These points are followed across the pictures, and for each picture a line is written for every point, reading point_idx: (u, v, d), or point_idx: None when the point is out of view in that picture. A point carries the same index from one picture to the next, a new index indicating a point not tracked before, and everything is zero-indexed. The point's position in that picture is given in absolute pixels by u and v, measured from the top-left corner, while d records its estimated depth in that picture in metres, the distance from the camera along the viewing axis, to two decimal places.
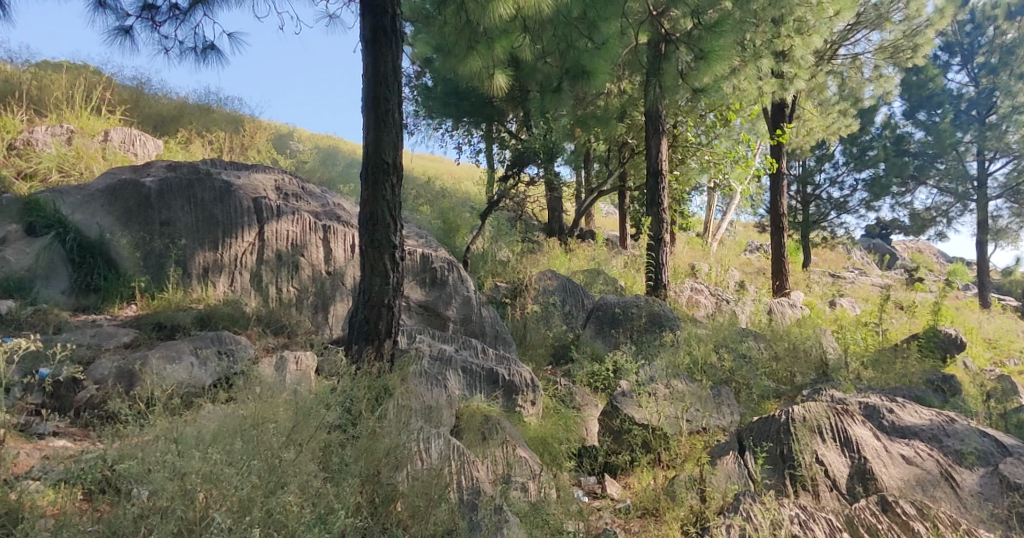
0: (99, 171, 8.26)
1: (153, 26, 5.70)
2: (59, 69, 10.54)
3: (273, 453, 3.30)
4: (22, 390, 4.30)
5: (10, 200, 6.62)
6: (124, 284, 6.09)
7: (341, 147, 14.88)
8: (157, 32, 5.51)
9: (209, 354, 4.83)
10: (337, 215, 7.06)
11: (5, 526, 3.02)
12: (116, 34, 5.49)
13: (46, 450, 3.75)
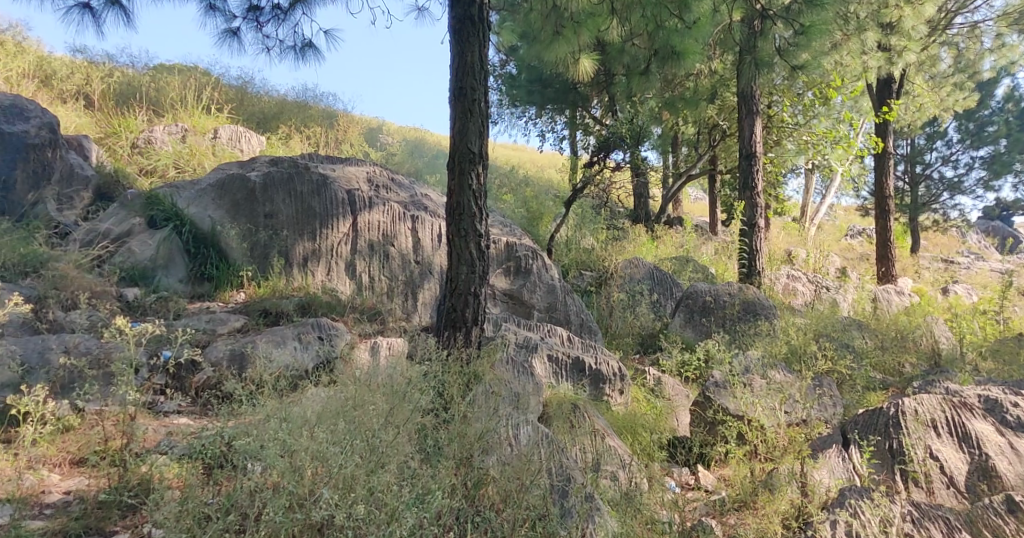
0: (211, 166, 8.65)
1: (257, 26, 5.89)
2: (173, 71, 11.05)
3: (373, 434, 3.36)
4: (148, 370, 4.56)
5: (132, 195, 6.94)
6: (234, 273, 6.35)
7: (430, 139, 15.06)
8: (261, 32, 5.68)
9: (311, 339, 4.99)
10: (424, 206, 7.19)
11: (139, 495, 3.37)
12: (222, 35, 5.70)
13: (170, 427, 4.08)
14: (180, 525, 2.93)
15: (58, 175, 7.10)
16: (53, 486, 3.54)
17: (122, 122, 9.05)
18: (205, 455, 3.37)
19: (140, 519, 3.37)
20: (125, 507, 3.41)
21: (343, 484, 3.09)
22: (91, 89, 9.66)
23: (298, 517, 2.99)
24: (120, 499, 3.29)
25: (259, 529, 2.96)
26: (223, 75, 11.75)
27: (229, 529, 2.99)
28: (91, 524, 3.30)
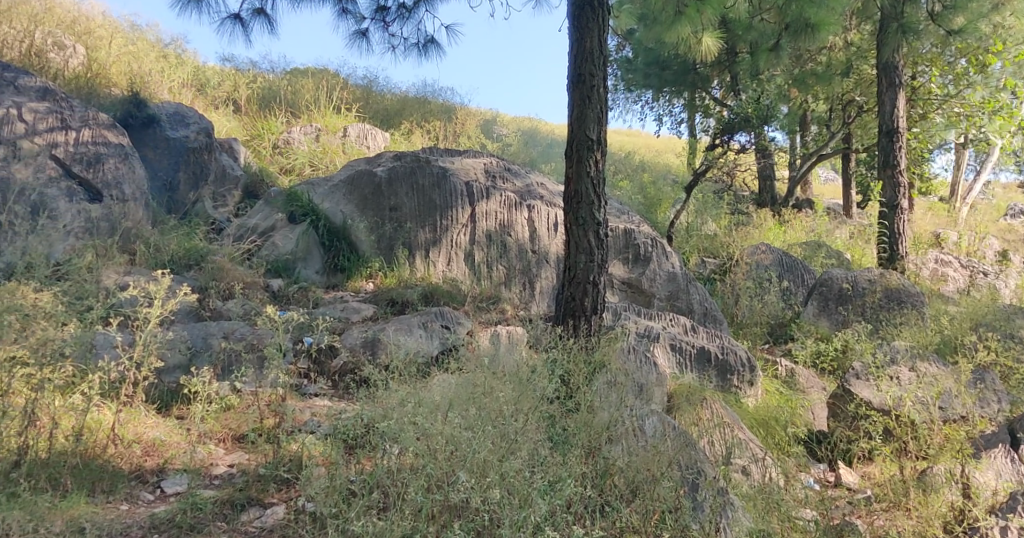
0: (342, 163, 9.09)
1: (384, 26, 6.03)
2: (307, 74, 11.50)
3: (503, 421, 3.38)
4: (293, 355, 4.79)
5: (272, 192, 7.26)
6: (363, 265, 6.59)
7: (545, 129, 15.02)
8: (388, 32, 5.80)
9: (435, 327, 5.09)
10: (539, 195, 7.16)
11: (291, 471, 3.57)
12: (352, 37, 5.86)
13: (316, 409, 4.30)
14: (330, 501, 3.09)
15: (213, 175, 7.50)
16: (219, 460, 3.78)
17: (264, 125, 9.58)
18: (347, 435, 3.56)
19: (293, 493, 3.49)
20: (280, 482, 3.55)
21: (478, 468, 3.10)
22: (238, 95, 10.21)
23: (438, 498, 3.03)
24: (277, 474, 3.50)
25: (402, 508, 3.05)
26: (351, 76, 12.11)
27: (373, 506, 3.11)
28: (251, 496, 3.43)
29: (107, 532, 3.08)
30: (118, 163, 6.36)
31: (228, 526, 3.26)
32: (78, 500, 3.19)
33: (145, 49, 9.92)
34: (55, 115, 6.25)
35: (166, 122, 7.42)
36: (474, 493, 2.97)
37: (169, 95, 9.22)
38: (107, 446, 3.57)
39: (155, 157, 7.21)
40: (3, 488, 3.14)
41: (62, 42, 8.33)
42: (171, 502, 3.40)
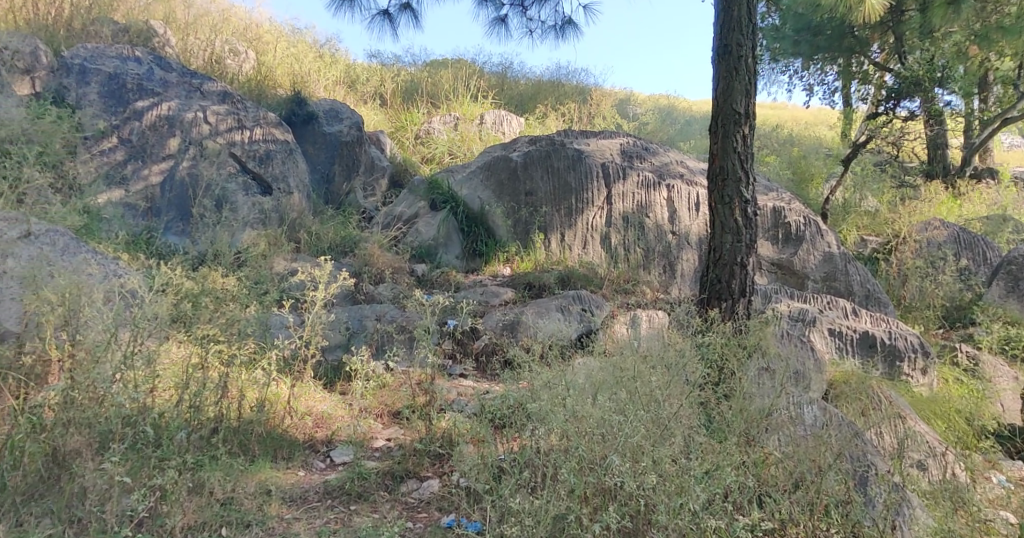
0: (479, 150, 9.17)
1: (523, 9, 5.92)
2: (446, 65, 11.66)
3: (656, 404, 3.15)
4: (438, 337, 4.83)
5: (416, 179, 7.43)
6: (500, 249, 6.56)
7: (682, 106, 14.49)
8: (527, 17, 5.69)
9: (574, 311, 5.00)
10: (678, 173, 6.91)
11: (444, 447, 3.59)
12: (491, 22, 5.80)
13: (462, 390, 4.31)
14: (483, 478, 3.07)
15: (363, 166, 7.74)
16: (377, 434, 3.89)
17: (407, 117, 9.84)
18: (494, 416, 3.52)
19: (447, 467, 3.51)
20: (433, 457, 3.58)
21: (631, 453, 2.91)
22: (384, 89, 10.51)
23: (591, 481, 2.88)
24: (430, 449, 3.53)
25: (555, 489, 2.91)
26: (485, 64, 12.10)
27: (526, 485, 3.03)
28: (409, 468, 3.47)
29: (288, 496, 3.23)
30: (286, 158, 6.63)
31: (391, 496, 3.33)
32: (264, 464, 3.32)
33: (305, 50, 10.31)
34: (234, 117, 6.50)
35: (322, 118, 7.66)
36: (629, 477, 2.80)
37: (324, 92, 9.57)
38: (284, 417, 3.73)
39: (314, 152, 7.51)
40: (206, 450, 3.19)
41: (236, 49, 8.79)
42: (340, 470, 3.54)
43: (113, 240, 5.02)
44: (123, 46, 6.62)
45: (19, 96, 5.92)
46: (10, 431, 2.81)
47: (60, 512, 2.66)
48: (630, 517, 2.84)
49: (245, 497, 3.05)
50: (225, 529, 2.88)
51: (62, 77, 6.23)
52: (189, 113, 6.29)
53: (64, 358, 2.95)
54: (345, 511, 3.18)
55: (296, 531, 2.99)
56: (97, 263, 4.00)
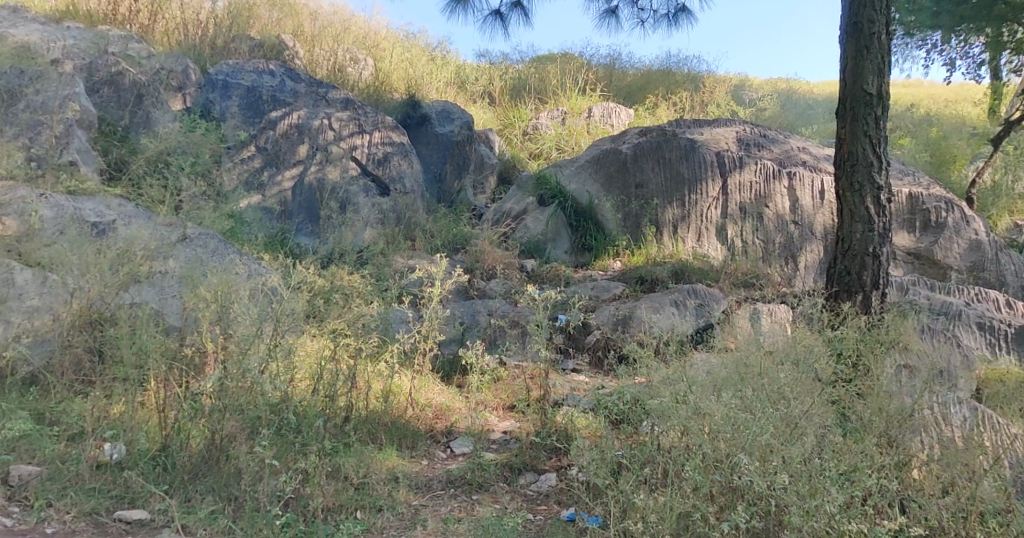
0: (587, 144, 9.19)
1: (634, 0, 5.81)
2: (553, 59, 11.70)
3: (786, 400, 2.97)
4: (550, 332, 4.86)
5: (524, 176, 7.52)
6: (610, 244, 6.52)
7: (802, 89, 13.92)
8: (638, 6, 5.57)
9: (688, 306, 4.94)
10: (801, 160, 6.67)
11: (561, 442, 3.61)
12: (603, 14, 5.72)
13: (576, 385, 4.32)
14: (602, 473, 3.02)
15: (473, 165, 7.90)
16: (494, 426, 3.99)
17: (515, 114, 9.96)
18: (611, 411, 3.50)
19: (565, 461, 3.54)
20: (550, 450, 3.62)
21: (760, 452, 2.75)
22: (492, 88, 10.68)
23: (718, 479, 2.75)
24: (546, 444, 3.55)
25: (680, 487, 2.84)
26: (592, 57, 11.97)
27: (646, 482, 2.97)
28: (526, 461, 3.54)
29: (414, 484, 3.34)
30: (401, 159, 6.88)
31: (510, 488, 3.39)
32: (392, 452, 3.45)
33: (419, 53, 10.59)
34: (355, 122, 6.78)
35: (435, 120, 7.85)
36: (759, 477, 2.64)
37: (436, 95, 9.83)
38: (407, 409, 3.86)
39: (427, 153, 7.72)
40: (339, 437, 3.36)
41: (357, 56, 9.12)
42: (461, 461, 3.64)
43: (254, 242, 5.37)
44: (258, 61, 7.01)
45: (171, 110, 6.36)
46: (177, 415, 3.07)
47: (220, 490, 2.87)
48: (760, 517, 2.69)
49: (378, 483, 3.19)
50: (360, 512, 3.00)
51: (208, 92, 6.62)
52: (316, 121, 6.60)
53: (217, 349, 3.21)
54: (468, 501, 3.28)
55: (424, 518, 3.08)
56: (243, 264, 4.30)
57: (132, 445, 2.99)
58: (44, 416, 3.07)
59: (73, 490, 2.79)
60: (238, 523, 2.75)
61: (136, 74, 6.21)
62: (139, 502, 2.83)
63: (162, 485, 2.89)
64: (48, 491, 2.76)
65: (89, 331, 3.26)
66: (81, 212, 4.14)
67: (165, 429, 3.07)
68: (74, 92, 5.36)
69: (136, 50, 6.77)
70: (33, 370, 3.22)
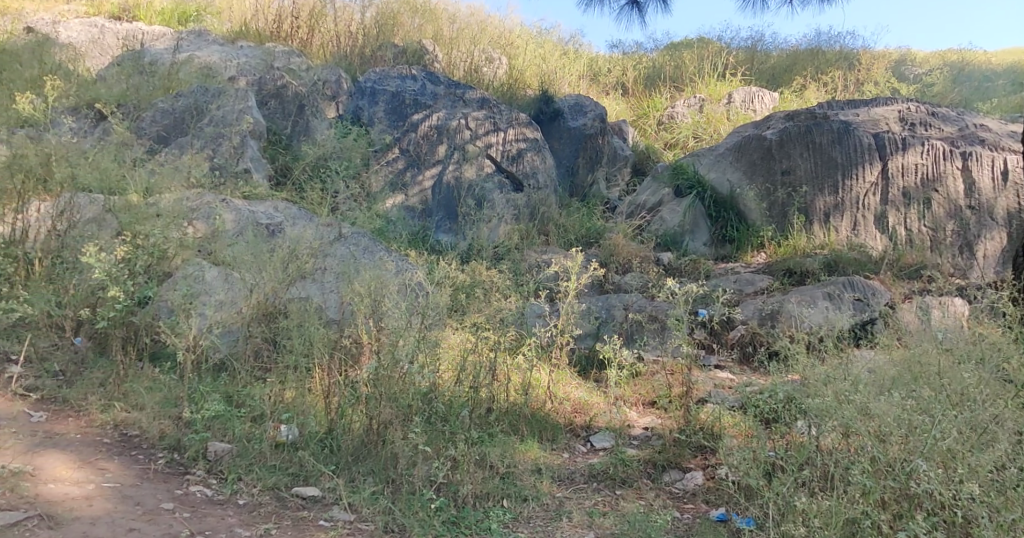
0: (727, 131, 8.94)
1: None
2: (691, 45, 11.43)
3: (970, 404, 2.73)
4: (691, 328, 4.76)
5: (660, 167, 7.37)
6: (753, 234, 6.33)
7: (977, 59, 12.77)
8: None
9: (843, 300, 4.72)
10: (978, 139, 6.20)
11: (708, 440, 3.55)
12: None
13: (719, 382, 4.24)
14: (755, 473, 2.95)
15: (606, 157, 7.86)
16: (634, 422, 3.98)
17: (650, 104, 9.85)
18: (761, 409, 3.36)
19: (711, 460, 3.49)
20: (695, 448, 3.57)
21: (941, 458, 2.53)
22: (626, 78, 10.60)
23: (892, 485, 2.55)
24: (692, 441, 3.50)
25: (847, 493, 2.66)
26: (732, 40, 11.58)
27: (806, 485, 2.85)
28: (670, 459, 3.50)
29: (558, 476, 3.37)
30: (534, 155, 6.98)
31: (655, 485, 3.38)
32: (534, 443, 3.51)
33: (552, 48, 10.67)
34: (490, 120, 6.93)
35: (568, 114, 7.90)
36: (940, 484, 2.42)
37: (569, 89, 9.89)
38: (546, 402, 3.90)
39: (559, 147, 7.77)
40: (484, 427, 3.44)
41: (492, 56, 9.31)
42: (601, 455, 3.64)
43: (399, 240, 5.63)
44: (402, 67, 7.33)
45: (326, 118, 6.76)
46: (340, 400, 3.29)
47: (379, 473, 3.04)
48: (944, 529, 2.45)
49: (523, 473, 3.24)
50: (506, 501, 3.06)
51: (357, 99, 6.98)
52: (454, 121, 6.82)
53: (371, 340, 3.38)
54: (612, 495, 3.28)
55: (569, 509, 3.10)
56: (392, 261, 4.52)
57: (303, 428, 3.23)
58: (232, 398, 3.37)
59: (258, 466, 3.04)
60: (397, 505, 2.91)
61: (298, 86, 6.62)
62: (312, 479, 3.04)
63: (330, 465, 3.10)
64: (238, 466, 3.03)
65: (266, 322, 3.62)
66: (255, 215, 4.51)
67: (330, 413, 3.28)
68: (246, 106, 5.70)
69: (298, 64, 7.29)
70: (221, 357, 3.57)
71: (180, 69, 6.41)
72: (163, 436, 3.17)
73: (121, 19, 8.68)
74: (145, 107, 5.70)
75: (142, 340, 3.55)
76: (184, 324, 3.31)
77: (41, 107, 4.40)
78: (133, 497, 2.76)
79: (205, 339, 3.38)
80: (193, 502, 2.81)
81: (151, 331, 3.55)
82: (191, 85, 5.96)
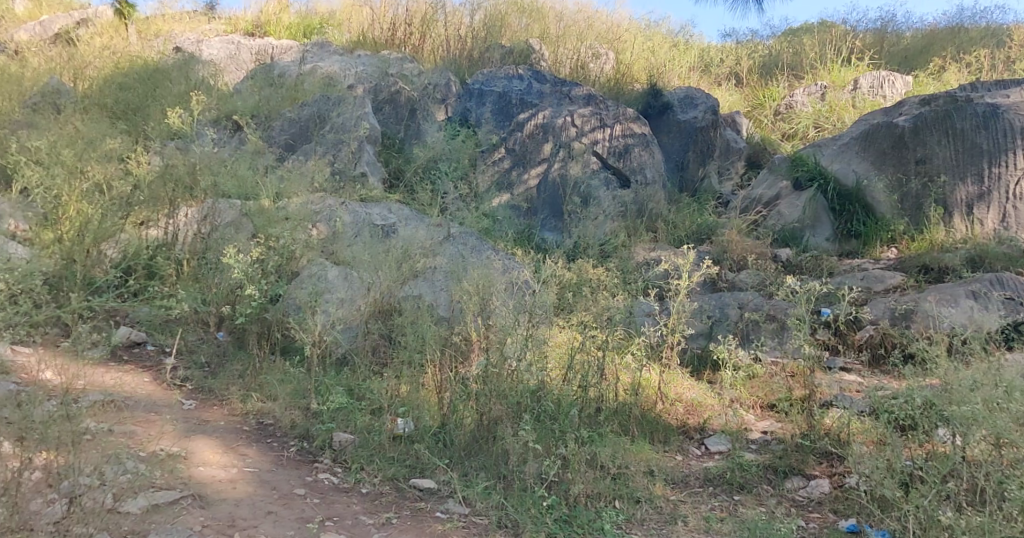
0: (851, 120, 8.57)
1: None
2: (814, 30, 11.00)
3: None
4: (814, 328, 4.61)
5: (776, 159, 7.03)
6: (883, 229, 6.04)
7: None
8: None
9: (989, 299, 4.48)
10: None
11: (834, 447, 3.40)
12: None
13: (846, 386, 4.07)
14: (891, 484, 2.81)
15: (719, 150, 7.71)
16: (752, 426, 3.92)
17: (766, 93, 9.61)
18: (894, 415, 3.11)
19: (838, 469, 3.39)
20: (820, 455, 3.48)
21: None
22: (741, 68, 10.35)
23: None
24: (819, 446, 3.40)
25: (1003, 509, 2.54)
26: (860, 22, 11.05)
27: (951, 500, 2.73)
28: (792, 465, 3.42)
29: (671, 479, 3.35)
30: (642, 151, 6.93)
31: (775, 491, 3.31)
32: (645, 445, 3.48)
33: (662, 40, 10.53)
34: (596, 116, 6.93)
35: (678, 107, 7.81)
36: None
37: (679, 81, 9.76)
38: (657, 402, 3.88)
39: (668, 141, 7.66)
40: (594, 427, 3.46)
41: (599, 52, 9.28)
42: (717, 459, 3.60)
43: (505, 238, 5.73)
44: (509, 67, 7.47)
45: (437, 121, 6.96)
46: (451, 396, 3.37)
47: (492, 468, 3.12)
48: None
49: (636, 474, 3.23)
50: (619, 501, 3.07)
51: (466, 101, 7.16)
52: (560, 119, 6.82)
53: (480, 338, 3.47)
54: (730, 501, 3.23)
55: (685, 514, 3.08)
56: (499, 260, 4.61)
57: (418, 422, 3.34)
58: (353, 392, 3.53)
59: (379, 457, 3.19)
60: (510, 501, 2.97)
61: (411, 91, 6.86)
62: (427, 472, 3.16)
63: (444, 458, 3.20)
64: (361, 456, 3.19)
65: (382, 319, 3.79)
66: (370, 217, 4.71)
67: (442, 408, 3.38)
68: (363, 112, 5.96)
69: (410, 70, 7.54)
70: (343, 352, 3.71)
71: (304, 79, 6.79)
72: (293, 425, 3.37)
73: (254, 35, 9.25)
74: (275, 117, 6.04)
75: (274, 335, 3.77)
76: (310, 321, 3.51)
77: (187, 120, 4.76)
78: (270, 481, 2.96)
79: (330, 334, 3.57)
80: (322, 489, 2.98)
81: (282, 327, 3.78)
82: (314, 95, 6.27)
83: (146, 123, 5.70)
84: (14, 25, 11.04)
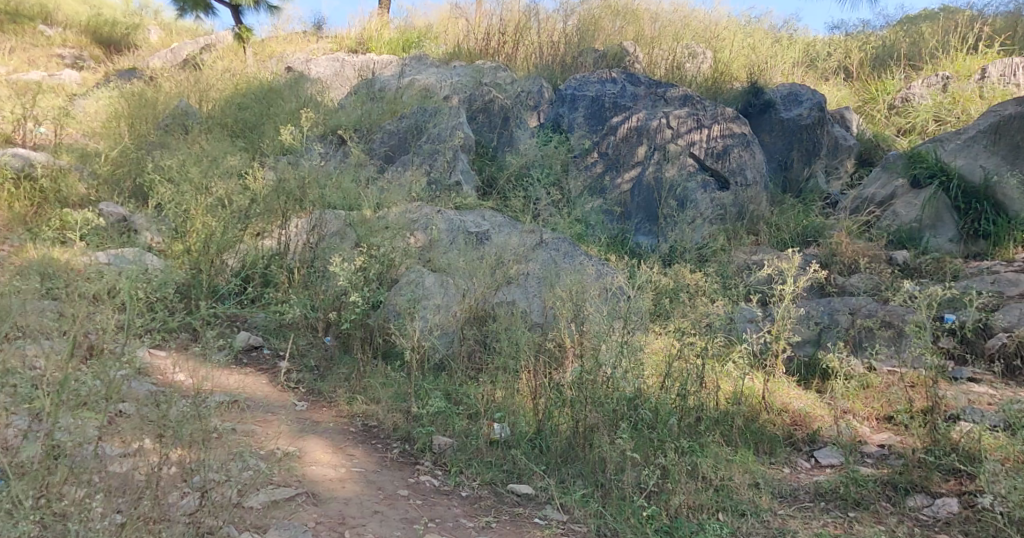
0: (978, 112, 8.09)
1: None
2: (935, 17, 10.42)
3: None
4: (938, 334, 4.42)
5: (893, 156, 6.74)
6: (1015, 229, 5.68)
7: None
8: None
9: None
10: None
11: (964, 464, 3.26)
12: None
13: (972, 397, 3.86)
14: None
15: (825, 149, 7.46)
16: (867, 438, 3.75)
17: (880, 87, 9.20)
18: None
19: (968, 486, 3.19)
20: (947, 472, 3.29)
21: None
22: (851, 62, 9.97)
23: None
24: (947, 462, 3.23)
25: None
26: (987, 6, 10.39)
27: None
28: (915, 482, 3.25)
29: (778, 492, 3.26)
30: (741, 151, 6.77)
31: (896, 509, 3.15)
32: (750, 456, 3.38)
33: (763, 37, 10.26)
34: (693, 117, 6.82)
35: (780, 105, 7.58)
36: None
37: (783, 78, 9.47)
38: (762, 412, 3.81)
39: (770, 140, 7.45)
40: (696, 436, 3.39)
41: (695, 51, 9.12)
42: (829, 472, 3.49)
43: (599, 243, 5.74)
44: (602, 71, 7.44)
45: (530, 128, 7.04)
46: (546, 401, 3.43)
47: (589, 476, 3.13)
48: None
49: (740, 487, 3.14)
50: (722, 514, 3.00)
51: (558, 107, 7.20)
52: (655, 121, 6.77)
53: (574, 344, 3.52)
54: (844, 517, 3.11)
55: (795, 530, 2.97)
56: (593, 265, 4.61)
57: (514, 427, 3.39)
58: (451, 395, 3.60)
59: (477, 461, 3.25)
60: (608, 509, 2.98)
61: (504, 99, 6.92)
62: (525, 477, 3.19)
63: (541, 464, 3.23)
64: (459, 459, 3.25)
65: (477, 325, 3.86)
66: (465, 224, 4.77)
67: (538, 413, 3.43)
68: (458, 122, 6.11)
69: (504, 78, 7.65)
70: (441, 357, 3.82)
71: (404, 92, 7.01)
72: (395, 428, 3.46)
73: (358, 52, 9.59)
74: (376, 129, 6.25)
75: (376, 340, 3.90)
76: (409, 326, 3.61)
77: (297, 135, 5.00)
78: (376, 481, 3.06)
79: (427, 340, 3.68)
80: (424, 490, 3.07)
81: (383, 332, 3.91)
82: (412, 107, 6.43)
83: (262, 140, 5.99)
84: (149, 53, 11.91)
